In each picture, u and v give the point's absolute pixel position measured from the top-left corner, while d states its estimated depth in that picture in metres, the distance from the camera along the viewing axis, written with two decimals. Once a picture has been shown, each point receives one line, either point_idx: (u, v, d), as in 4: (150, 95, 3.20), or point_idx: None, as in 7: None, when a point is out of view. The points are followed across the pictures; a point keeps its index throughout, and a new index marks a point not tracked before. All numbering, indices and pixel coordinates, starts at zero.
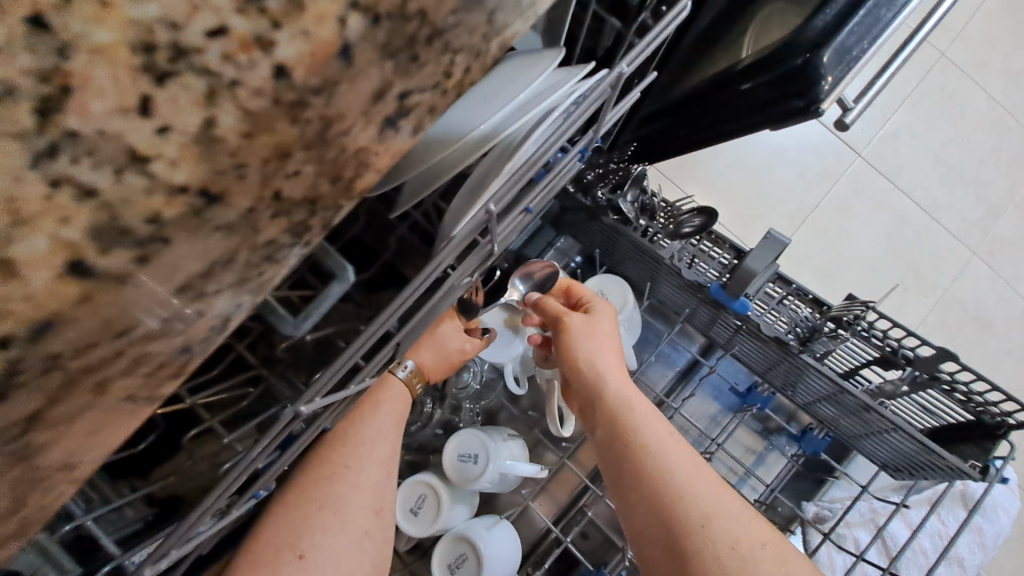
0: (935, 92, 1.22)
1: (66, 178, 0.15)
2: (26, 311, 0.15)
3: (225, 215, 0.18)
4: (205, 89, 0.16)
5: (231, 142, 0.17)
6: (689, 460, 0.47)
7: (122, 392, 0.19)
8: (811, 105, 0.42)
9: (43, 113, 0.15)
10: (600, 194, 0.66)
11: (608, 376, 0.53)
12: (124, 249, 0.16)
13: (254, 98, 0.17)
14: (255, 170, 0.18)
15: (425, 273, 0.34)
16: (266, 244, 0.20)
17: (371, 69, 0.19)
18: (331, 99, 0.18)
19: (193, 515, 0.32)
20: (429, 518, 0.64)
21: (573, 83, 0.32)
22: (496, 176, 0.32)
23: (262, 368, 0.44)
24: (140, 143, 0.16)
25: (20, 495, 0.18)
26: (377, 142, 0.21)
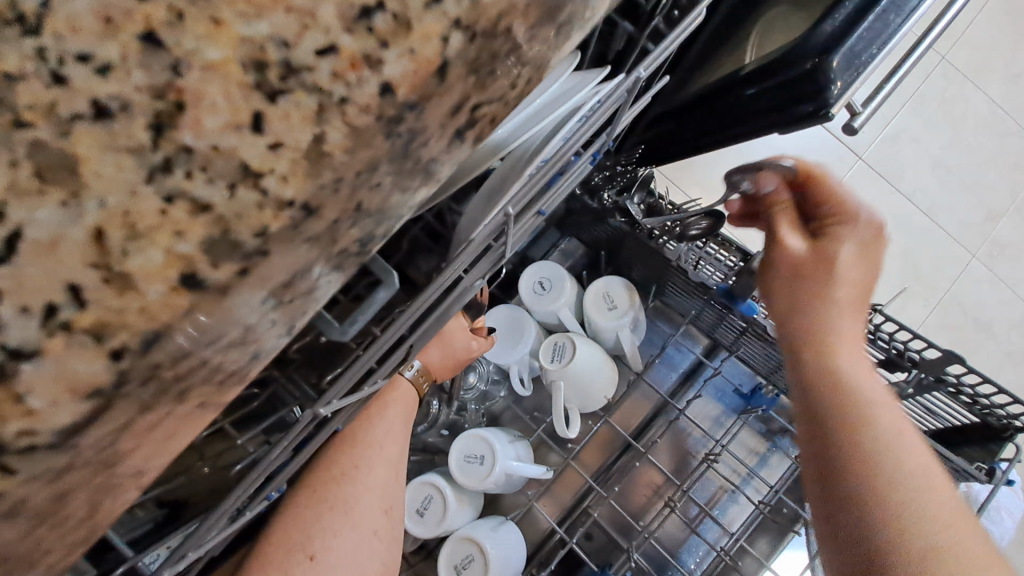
0: (936, 96, 1.23)
1: (180, 193, 0.17)
2: (139, 323, 0.16)
3: (315, 227, 0.18)
4: (315, 105, 0.18)
5: (336, 157, 0.18)
6: (908, 427, 0.42)
7: (200, 399, 0.19)
8: (821, 110, 0.43)
9: (157, 130, 0.17)
10: (607, 197, 0.66)
11: (856, 318, 0.47)
12: (231, 262, 0.17)
13: (361, 114, 0.18)
14: (348, 183, 0.19)
15: (441, 277, 0.34)
16: (339, 254, 0.20)
17: (457, 84, 0.20)
18: (422, 114, 0.19)
19: (210, 518, 0.32)
20: (435, 518, 0.64)
21: (591, 87, 0.33)
22: (514, 181, 0.32)
23: (273, 371, 0.43)
24: (254, 160, 0.17)
25: (94, 505, 0.18)
26: (445, 153, 0.20)
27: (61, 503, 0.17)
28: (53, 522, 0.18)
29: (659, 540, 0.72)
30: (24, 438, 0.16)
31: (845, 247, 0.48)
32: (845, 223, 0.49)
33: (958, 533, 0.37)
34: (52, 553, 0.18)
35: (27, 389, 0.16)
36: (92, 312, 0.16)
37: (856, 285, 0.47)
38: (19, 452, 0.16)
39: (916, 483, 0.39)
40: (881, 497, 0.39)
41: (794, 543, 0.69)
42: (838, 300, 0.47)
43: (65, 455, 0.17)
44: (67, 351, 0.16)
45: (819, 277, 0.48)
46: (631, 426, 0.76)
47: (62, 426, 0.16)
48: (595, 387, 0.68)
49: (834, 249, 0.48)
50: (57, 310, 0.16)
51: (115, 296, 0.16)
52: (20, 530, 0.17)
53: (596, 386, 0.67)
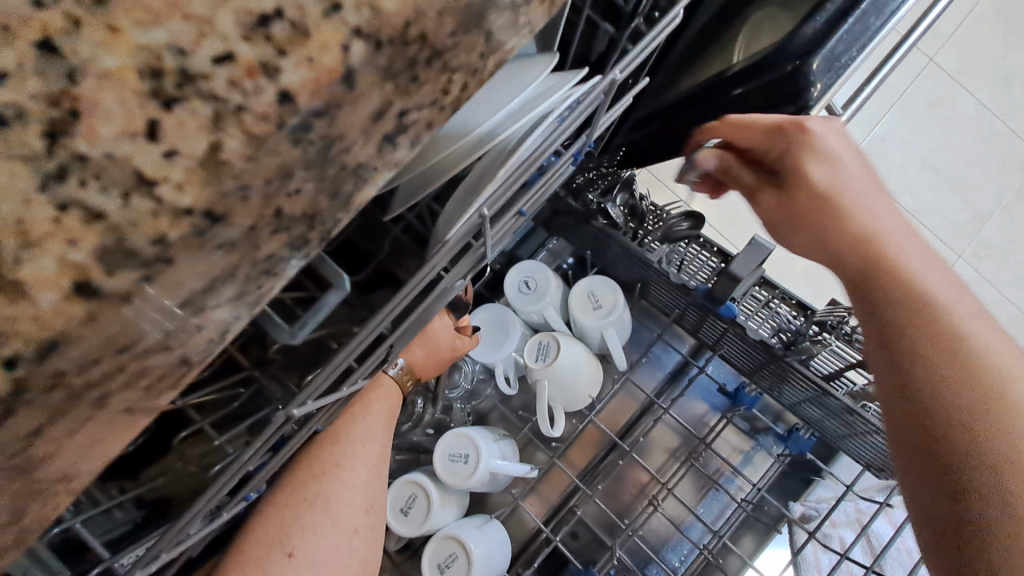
0: (922, 99, 1.24)
1: (73, 202, 0.16)
2: (32, 330, 0.16)
3: (226, 233, 0.18)
4: (211, 113, 0.17)
5: (236, 164, 0.17)
6: (960, 299, 0.42)
7: (123, 405, 0.19)
8: (802, 110, 0.45)
9: (52, 137, 0.16)
10: (590, 198, 0.66)
11: (860, 231, 0.45)
12: (129, 270, 0.17)
13: (259, 123, 0.17)
14: (257, 190, 0.18)
15: (419, 276, 0.34)
16: (266, 260, 0.19)
17: (372, 92, 0.19)
18: (334, 121, 0.18)
19: (186, 516, 0.33)
20: (420, 517, 0.64)
21: (567, 89, 0.33)
22: (490, 180, 0.32)
23: (255, 370, 0.44)
24: (148, 168, 0.17)
25: (17, 511, 0.19)
26: (376, 159, 0.20)
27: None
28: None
29: (643, 539, 0.72)
30: None
31: (818, 172, 0.46)
32: (797, 143, 0.47)
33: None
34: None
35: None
36: None
37: (852, 188, 0.46)
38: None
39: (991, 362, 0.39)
40: (965, 401, 0.38)
41: (777, 542, 0.69)
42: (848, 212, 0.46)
43: None
44: None
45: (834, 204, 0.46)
46: (618, 425, 0.76)
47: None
48: (580, 386, 0.68)
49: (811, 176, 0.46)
50: None
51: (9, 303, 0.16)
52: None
53: (581, 386, 0.67)
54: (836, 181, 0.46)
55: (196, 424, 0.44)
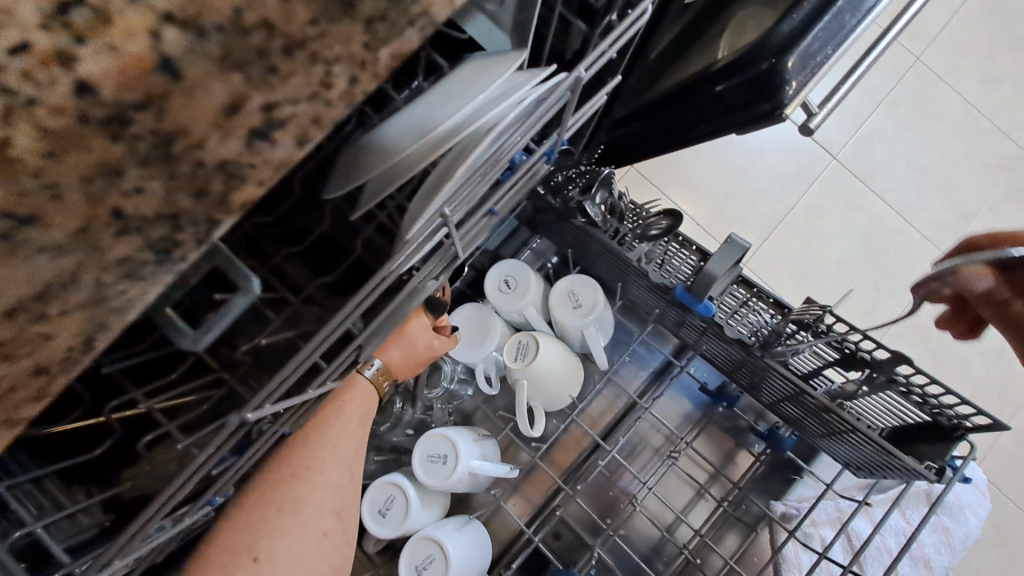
0: (909, 98, 1.24)
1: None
2: None
3: (48, 236, 0.18)
4: (4, 107, 0.17)
5: (29, 161, 0.17)
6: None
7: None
8: (776, 109, 0.43)
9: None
10: (570, 196, 0.65)
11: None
12: None
13: (54, 116, 0.17)
14: (72, 189, 0.18)
15: (381, 273, 0.33)
16: (118, 263, 0.20)
17: (215, 85, 0.19)
18: (162, 113, 0.18)
19: (132, 526, 0.31)
20: (398, 518, 0.63)
21: (530, 87, 0.32)
22: (449, 180, 0.31)
23: (224, 371, 0.44)
24: None
25: None
26: (246, 155, 0.20)
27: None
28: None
29: (624, 539, 0.72)
30: None
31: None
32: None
33: None
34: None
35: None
36: None
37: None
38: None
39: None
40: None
41: (756, 538, 0.70)
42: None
43: None
44: None
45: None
46: (600, 425, 0.76)
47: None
48: (559, 386, 0.67)
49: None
50: None
51: None
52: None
53: (559, 385, 0.67)
54: None
55: (162, 428, 0.42)
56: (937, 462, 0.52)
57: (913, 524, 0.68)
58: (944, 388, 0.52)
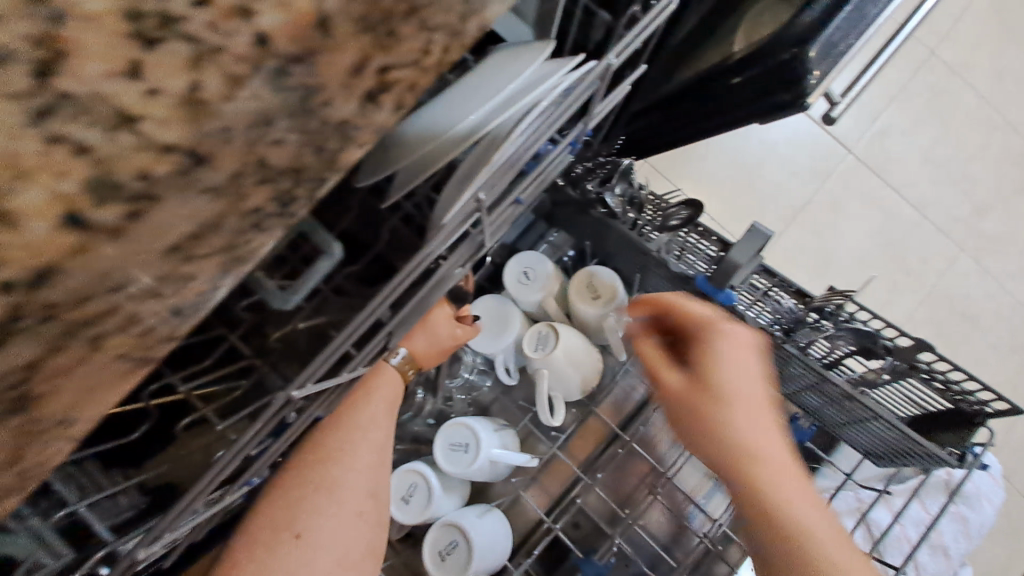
0: (922, 93, 1.23)
1: (61, 136, 0.18)
2: (27, 259, 0.17)
3: (211, 177, 0.20)
4: (191, 53, 0.19)
5: (215, 104, 0.19)
6: (797, 504, 0.43)
7: (117, 348, 0.20)
8: (798, 98, 0.45)
9: (40, 73, 0.18)
10: (589, 187, 0.64)
11: (745, 430, 0.46)
12: (117, 203, 0.18)
13: (238, 62, 0.19)
14: (240, 133, 0.20)
15: (417, 260, 0.34)
16: (253, 214, 0.21)
17: (350, 42, 0.21)
18: (313, 69, 0.20)
19: (185, 499, 0.32)
20: (421, 505, 0.65)
21: (559, 76, 0.33)
22: (483, 167, 0.32)
23: (257, 358, 0.44)
24: (131, 104, 0.18)
25: (17, 452, 0.20)
26: (360, 117, 0.22)
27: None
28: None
29: (645, 528, 0.72)
30: None
31: (718, 382, 0.47)
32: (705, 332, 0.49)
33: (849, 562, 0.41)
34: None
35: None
36: None
37: (725, 386, 0.47)
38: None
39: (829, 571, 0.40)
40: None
41: None
42: (719, 409, 0.47)
43: None
44: None
45: (717, 405, 0.47)
46: (620, 415, 0.77)
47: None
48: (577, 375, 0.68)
49: (716, 374, 0.48)
50: None
51: (4, 233, 0.17)
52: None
53: (579, 374, 0.68)
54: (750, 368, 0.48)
55: (201, 411, 0.43)
56: (959, 449, 0.52)
57: (932, 513, 0.67)
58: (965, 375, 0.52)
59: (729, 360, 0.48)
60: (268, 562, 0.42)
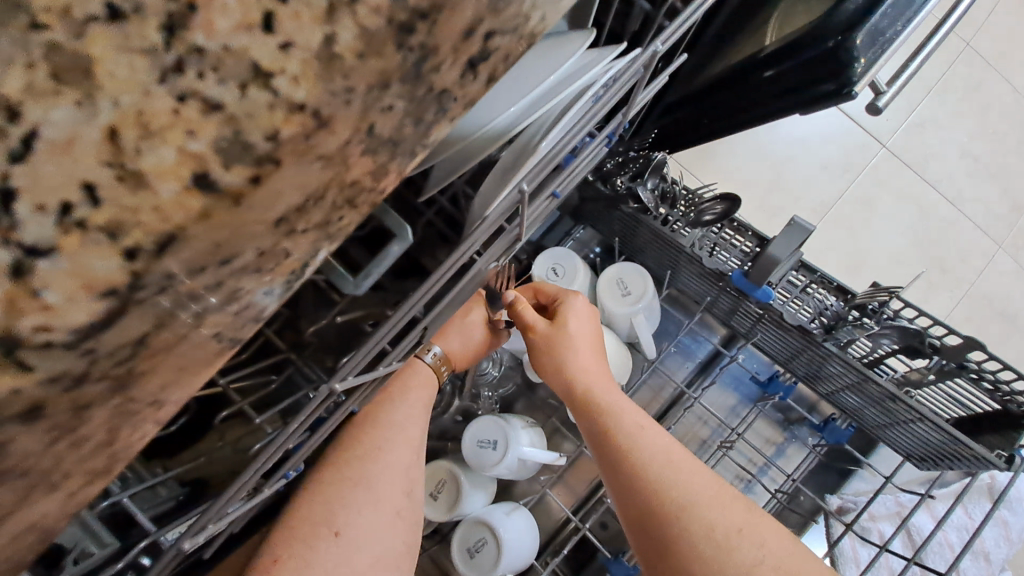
0: (960, 85, 1.19)
1: (192, 93, 0.15)
2: (155, 222, 0.16)
3: (328, 145, 0.18)
4: (325, 4, 0.16)
5: (347, 61, 0.17)
6: (648, 435, 0.47)
7: (214, 327, 0.18)
8: (843, 88, 0.42)
9: (169, 30, 0.15)
10: (619, 182, 0.64)
11: (592, 375, 0.53)
12: (243, 165, 0.16)
13: (372, 17, 0.17)
14: (360, 96, 0.18)
15: (457, 254, 0.33)
16: (352, 185, 0.19)
17: (469, 3, 0.19)
18: (433, 28, 0.18)
19: (231, 489, 0.32)
20: (449, 501, 0.66)
21: (606, 62, 0.32)
22: (529, 157, 0.32)
23: (291, 352, 0.45)
24: (264, 60, 0.16)
25: (113, 430, 0.18)
26: (458, 87, 0.20)
27: (80, 419, 0.17)
28: (72, 442, 0.17)
29: None
30: (41, 334, 0.15)
31: (572, 336, 0.55)
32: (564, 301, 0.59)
33: (724, 507, 0.44)
34: (70, 479, 0.18)
35: (43, 283, 0.15)
36: (106, 210, 0.15)
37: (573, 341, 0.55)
38: (35, 349, 0.15)
39: (682, 498, 0.44)
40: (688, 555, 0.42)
41: (811, 534, 0.68)
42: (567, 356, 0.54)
43: (83, 360, 0.16)
44: (82, 247, 0.15)
45: (555, 352, 0.55)
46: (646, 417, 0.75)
47: (78, 325, 0.16)
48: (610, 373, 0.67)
49: (565, 330, 0.56)
50: (73, 207, 0.15)
51: (129, 193, 0.15)
52: (36, 446, 0.17)
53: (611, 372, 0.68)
54: (584, 337, 0.56)
55: (238, 405, 0.44)
56: (1006, 451, 0.50)
57: (976, 519, 0.66)
58: (1012, 372, 0.50)
59: (575, 322, 0.57)
60: (308, 559, 0.42)
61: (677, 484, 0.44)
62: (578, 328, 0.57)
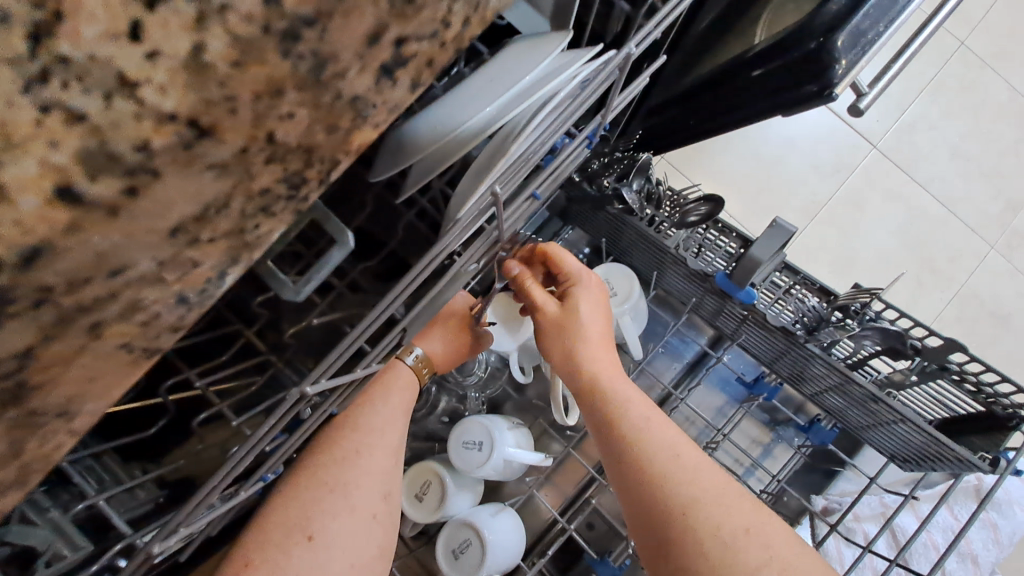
0: (953, 85, 1.19)
1: (56, 104, 0.15)
2: (15, 236, 0.15)
3: (218, 153, 0.18)
4: (196, 13, 0.16)
5: (220, 69, 0.17)
6: (658, 432, 0.47)
7: (119, 338, 0.19)
8: (825, 90, 0.42)
9: (34, 40, 0.14)
10: (606, 183, 0.62)
11: (601, 366, 0.51)
12: (112, 177, 0.16)
13: (244, 24, 0.16)
14: (246, 106, 0.17)
15: (430, 255, 0.33)
16: (261, 193, 0.19)
17: (368, 8, 0.18)
18: (326, 33, 0.18)
19: (198, 495, 0.32)
20: (433, 503, 0.65)
21: (579, 64, 0.32)
22: (501, 158, 0.31)
23: (271, 354, 0.45)
24: (130, 69, 0.15)
25: (19, 444, 0.19)
26: (375, 93, 0.21)
27: None
28: None
29: None
30: None
31: (581, 328, 0.53)
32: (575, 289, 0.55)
33: (729, 506, 0.44)
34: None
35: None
36: None
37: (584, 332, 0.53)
38: None
39: (687, 496, 0.44)
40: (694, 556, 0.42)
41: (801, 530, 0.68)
42: (577, 345, 0.52)
43: None
44: None
45: (563, 335, 0.53)
46: None
47: None
48: None
49: (576, 318, 0.53)
50: None
51: None
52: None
53: None
54: (594, 322, 0.54)
55: (217, 408, 0.43)
56: (990, 453, 0.50)
57: (961, 520, 0.66)
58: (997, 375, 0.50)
59: (586, 312, 0.54)
60: (282, 564, 0.42)
61: (681, 481, 0.44)
62: (589, 311, 0.54)
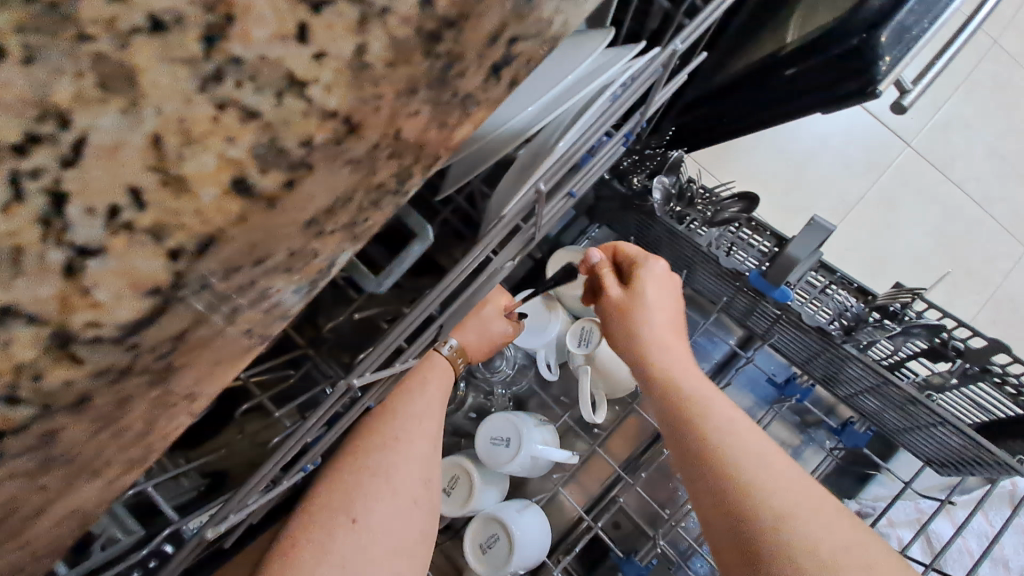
0: (989, 82, 1.16)
1: (231, 101, 0.16)
2: (195, 226, 0.16)
3: (356, 148, 0.18)
4: (358, 16, 0.17)
5: (377, 69, 0.17)
6: (719, 403, 0.48)
7: (247, 323, 0.19)
8: (868, 87, 0.41)
9: (209, 42, 0.15)
10: (635, 181, 0.64)
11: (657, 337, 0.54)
12: (278, 170, 0.17)
13: (402, 26, 0.17)
14: (388, 103, 0.18)
15: (473, 253, 0.34)
16: (377, 189, 0.20)
17: (494, 9, 0.19)
18: (460, 35, 0.19)
19: (251, 480, 0.33)
20: (461, 498, 0.66)
21: (625, 61, 0.32)
22: (545, 158, 0.32)
23: (308, 348, 0.45)
24: (299, 70, 0.16)
25: (150, 421, 0.19)
26: (481, 92, 0.21)
27: (121, 411, 0.18)
28: (112, 434, 0.18)
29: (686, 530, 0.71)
30: (90, 328, 0.16)
31: (640, 311, 0.56)
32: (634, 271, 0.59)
33: (752, 444, 0.45)
34: (110, 467, 0.19)
35: (93, 282, 0.15)
36: (150, 213, 0.15)
37: (647, 310, 0.55)
38: (85, 343, 0.16)
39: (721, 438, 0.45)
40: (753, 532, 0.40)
41: None
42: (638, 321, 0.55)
43: (126, 356, 0.17)
44: (128, 248, 0.15)
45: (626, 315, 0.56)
46: None
47: (124, 320, 0.16)
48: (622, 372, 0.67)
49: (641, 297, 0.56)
50: (119, 212, 0.15)
51: (172, 197, 0.16)
52: (84, 434, 0.17)
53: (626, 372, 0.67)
54: (662, 304, 0.56)
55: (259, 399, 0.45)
56: None
57: (996, 526, 0.65)
58: None
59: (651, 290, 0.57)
60: (327, 545, 0.43)
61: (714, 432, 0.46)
62: (637, 300, 0.56)
